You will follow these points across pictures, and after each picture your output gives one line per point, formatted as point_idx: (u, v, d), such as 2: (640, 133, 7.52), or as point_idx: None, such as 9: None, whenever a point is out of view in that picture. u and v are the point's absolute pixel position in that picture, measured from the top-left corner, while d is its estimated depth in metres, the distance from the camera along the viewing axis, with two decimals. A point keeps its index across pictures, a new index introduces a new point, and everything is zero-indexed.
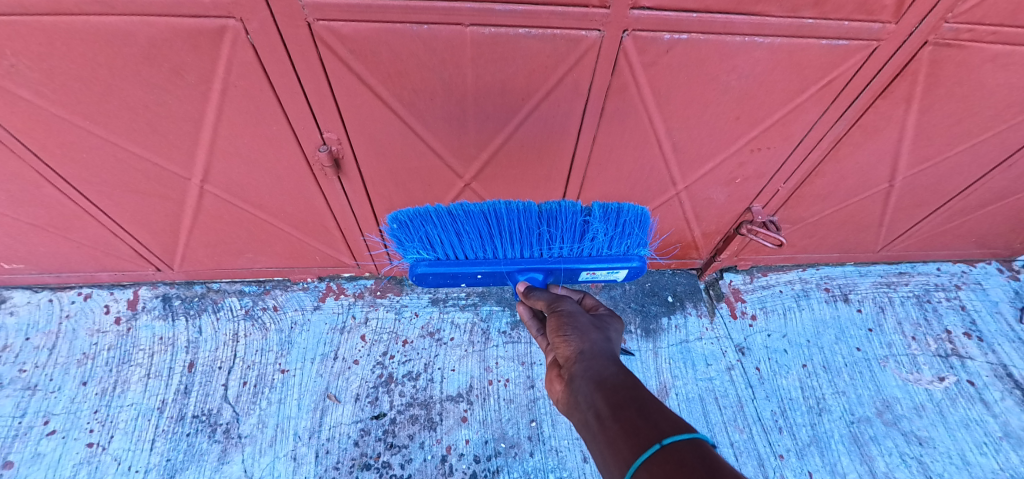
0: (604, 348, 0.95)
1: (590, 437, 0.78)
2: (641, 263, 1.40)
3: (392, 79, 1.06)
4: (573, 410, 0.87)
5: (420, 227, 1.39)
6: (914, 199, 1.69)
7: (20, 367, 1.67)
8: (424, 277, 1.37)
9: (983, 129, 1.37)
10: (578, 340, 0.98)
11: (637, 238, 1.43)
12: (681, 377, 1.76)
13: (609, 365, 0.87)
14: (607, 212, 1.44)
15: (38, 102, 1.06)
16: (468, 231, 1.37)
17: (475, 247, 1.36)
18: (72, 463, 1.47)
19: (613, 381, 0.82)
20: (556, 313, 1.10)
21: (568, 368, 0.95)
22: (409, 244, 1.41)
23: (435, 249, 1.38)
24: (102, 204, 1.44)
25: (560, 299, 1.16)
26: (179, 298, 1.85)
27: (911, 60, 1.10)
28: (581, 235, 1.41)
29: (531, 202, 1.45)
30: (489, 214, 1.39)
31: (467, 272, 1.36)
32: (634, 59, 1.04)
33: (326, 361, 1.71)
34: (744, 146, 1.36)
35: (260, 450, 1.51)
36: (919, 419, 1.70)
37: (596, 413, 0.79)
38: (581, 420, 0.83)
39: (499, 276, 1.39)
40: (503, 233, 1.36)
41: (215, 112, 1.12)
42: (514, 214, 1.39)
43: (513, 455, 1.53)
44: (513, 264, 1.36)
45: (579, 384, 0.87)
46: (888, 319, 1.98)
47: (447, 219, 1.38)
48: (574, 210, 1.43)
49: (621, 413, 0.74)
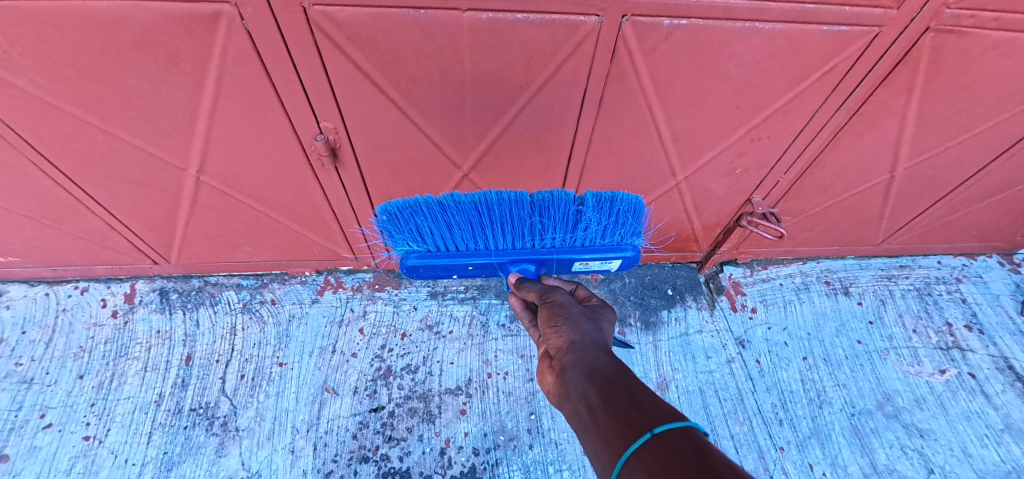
0: (597, 339, 0.94)
1: (580, 427, 0.77)
2: (635, 253, 1.43)
3: (389, 67, 1.05)
4: (564, 401, 0.85)
5: (409, 219, 1.36)
6: (914, 191, 1.68)
7: (16, 360, 1.66)
8: (416, 269, 1.38)
9: (985, 118, 1.36)
10: (570, 331, 0.96)
11: (631, 227, 1.43)
12: (680, 370, 1.75)
13: (601, 355, 0.86)
14: (601, 201, 1.39)
15: (32, 90, 1.05)
16: (460, 223, 1.35)
17: (467, 239, 1.36)
18: (69, 456, 1.46)
19: (604, 372, 0.81)
20: (548, 304, 1.08)
21: (559, 359, 0.93)
22: (399, 236, 1.38)
23: (426, 242, 1.36)
24: (98, 196, 1.43)
25: (553, 290, 1.14)
26: (177, 291, 1.84)
27: (912, 48, 1.09)
28: (574, 225, 1.40)
29: (523, 191, 1.39)
30: (480, 205, 1.36)
31: (460, 264, 1.38)
32: (633, 45, 1.03)
33: (324, 355, 1.70)
34: (745, 136, 1.35)
35: (258, 443, 1.50)
36: (920, 411, 1.69)
37: (587, 403, 0.77)
38: (572, 411, 0.81)
39: (491, 267, 1.41)
40: (495, 225, 1.35)
41: (210, 101, 1.11)
42: (505, 204, 1.35)
43: (512, 447, 1.52)
44: (504, 255, 1.38)
45: (570, 374, 0.86)
46: (889, 312, 1.97)
47: (437, 211, 1.35)
48: (567, 199, 1.37)
49: (613, 403, 0.72)
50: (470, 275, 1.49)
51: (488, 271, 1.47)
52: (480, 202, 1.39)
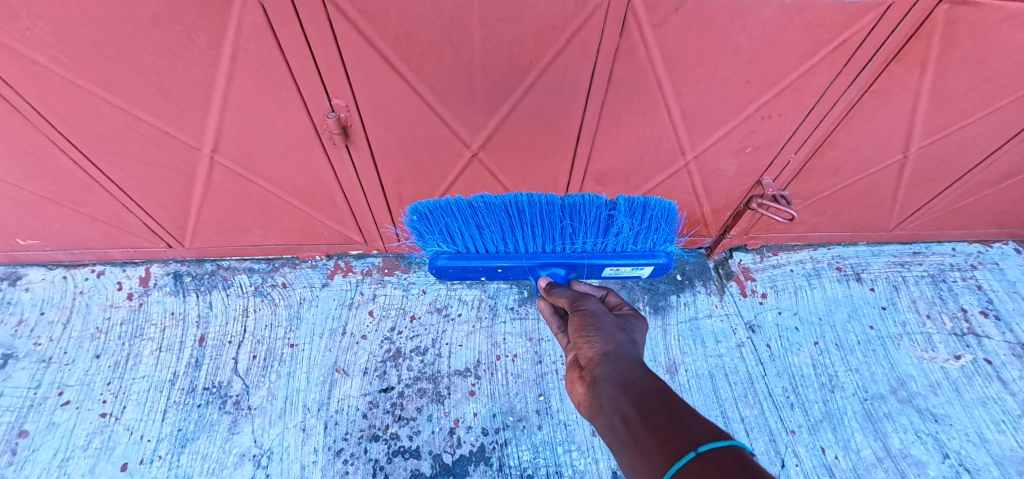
0: (630, 351, 0.95)
1: (616, 442, 0.76)
2: (668, 260, 1.43)
3: (401, 41, 1.06)
4: (597, 414, 0.85)
5: (440, 219, 1.40)
6: (928, 172, 1.66)
7: (35, 340, 1.70)
8: (444, 270, 1.39)
9: (1000, 96, 1.34)
10: (602, 342, 0.98)
11: (664, 233, 1.44)
12: (690, 354, 1.74)
13: (634, 368, 0.87)
14: (633, 206, 1.45)
15: (53, 67, 1.07)
16: (490, 225, 1.40)
17: (497, 241, 1.40)
18: (86, 432, 1.49)
19: (639, 385, 0.81)
20: (580, 312, 1.10)
21: (590, 370, 0.94)
22: (429, 237, 1.42)
23: (456, 242, 1.39)
24: (115, 177, 1.46)
25: (583, 298, 1.17)
26: (190, 275, 1.87)
27: (926, 20, 1.08)
28: (605, 230, 1.43)
29: (553, 195, 1.45)
30: (510, 208, 1.41)
31: (489, 267, 1.40)
32: (643, 18, 1.03)
33: (334, 337, 1.72)
34: (755, 113, 1.34)
35: (270, 421, 1.52)
36: (934, 397, 1.67)
37: (622, 418, 0.76)
38: (606, 425, 0.81)
39: (520, 270, 1.43)
40: (526, 227, 1.39)
41: (225, 77, 1.13)
42: (536, 207, 1.41)
43: (521, 428, 1.53)
44: (534, 259, 1.40)
45: (603, 387, 0.87)
46: (902, 298, 1.95)
47: (468, 213, 1.40)
48: (598, 204, 1.45)
49: (651, 418, 0.72)
50: (498, 278, 1.50)
51: (515, 274, 1.47)
52: (510, 205, 1.45)
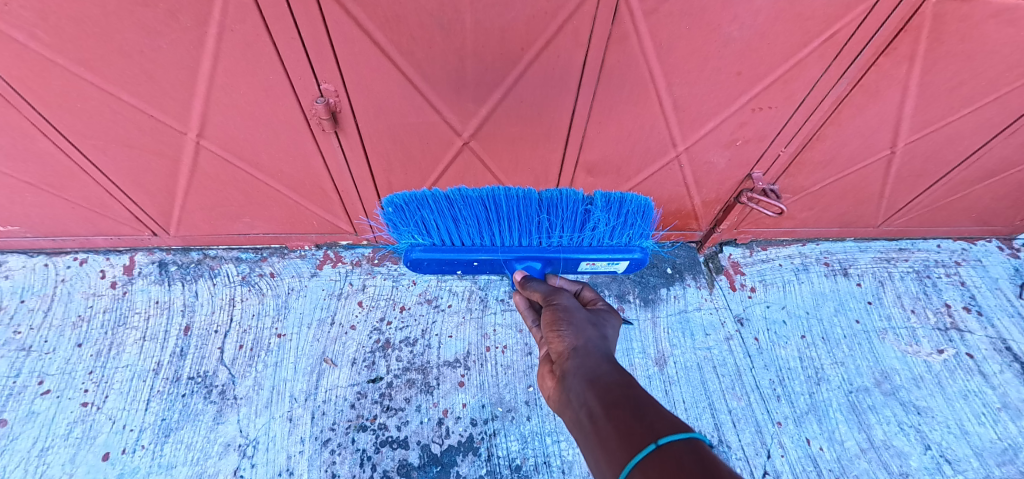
0: (599, 346, 0.95)
1: (581, 436, 0.77)
2: (643, 255, 1.44)
3: (391, 25, 1.04)
4: (564, 407, 0.86)
5: (415, 212, 1.40)
6: (915, 169, 1.68)
7: (15, 328, 1.66)
8: (419, 263, 1.40)
9: (985, 93, 1.36)
10: (572, 337, 0.98)
11: (639, 228, 1.46)
12: (679, 346, 1.75)
13: (603, 363, 0.87)
14: (610, 202, 1.45)
15: (32, 45, 1.05)
16: (466, 218, 1.40)
17: (473, 234, 1.40)
18: (67, 421, 1.46)
19: (606, 380, 0.82)
20: (552, 306, 1.10)
21: (560, 365, 0.95)
22: (405, 229, 1.44)
23: (431, 236, 1.40)
24: (98, 161, 1.43)
25: (558, 292, 1.16)
26: (176, 264, 1.85)
27: (915, 14, 1.09)
28: (581, 224, 1.44)
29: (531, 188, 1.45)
30: (487, 201, 1.41)
31: (464, 260, 1.39)
32: (635, 5, 1.03)
33: (323, 327, 1.71)
34: (745, 105, 1.35)
35: (256, 411, 1.50)
36: (918, 390, 1.70)
37: (588, 412, 0.77)
38: (573, 418, 0.82)
39: (496, 263, 1.43)
40: (502, 221, 1.39)
41: (211, 58, 1.11)
42: (514, 201, 1.41)
43: (509, 419, 1.52)
44: (510, 252, 1.39)
45: (570, 381, 0.87)
46: (888, 293, 1.98)
47: (444, 206, 1.39)
48: (576, 198, 1.44)
49: (615, 412, 0.73)
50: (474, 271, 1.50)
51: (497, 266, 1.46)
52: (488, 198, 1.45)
